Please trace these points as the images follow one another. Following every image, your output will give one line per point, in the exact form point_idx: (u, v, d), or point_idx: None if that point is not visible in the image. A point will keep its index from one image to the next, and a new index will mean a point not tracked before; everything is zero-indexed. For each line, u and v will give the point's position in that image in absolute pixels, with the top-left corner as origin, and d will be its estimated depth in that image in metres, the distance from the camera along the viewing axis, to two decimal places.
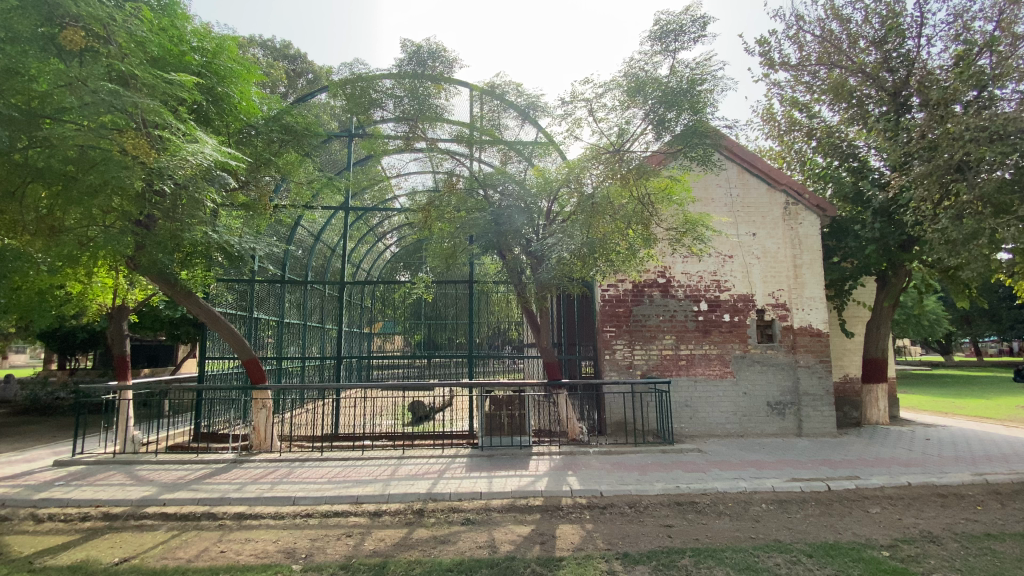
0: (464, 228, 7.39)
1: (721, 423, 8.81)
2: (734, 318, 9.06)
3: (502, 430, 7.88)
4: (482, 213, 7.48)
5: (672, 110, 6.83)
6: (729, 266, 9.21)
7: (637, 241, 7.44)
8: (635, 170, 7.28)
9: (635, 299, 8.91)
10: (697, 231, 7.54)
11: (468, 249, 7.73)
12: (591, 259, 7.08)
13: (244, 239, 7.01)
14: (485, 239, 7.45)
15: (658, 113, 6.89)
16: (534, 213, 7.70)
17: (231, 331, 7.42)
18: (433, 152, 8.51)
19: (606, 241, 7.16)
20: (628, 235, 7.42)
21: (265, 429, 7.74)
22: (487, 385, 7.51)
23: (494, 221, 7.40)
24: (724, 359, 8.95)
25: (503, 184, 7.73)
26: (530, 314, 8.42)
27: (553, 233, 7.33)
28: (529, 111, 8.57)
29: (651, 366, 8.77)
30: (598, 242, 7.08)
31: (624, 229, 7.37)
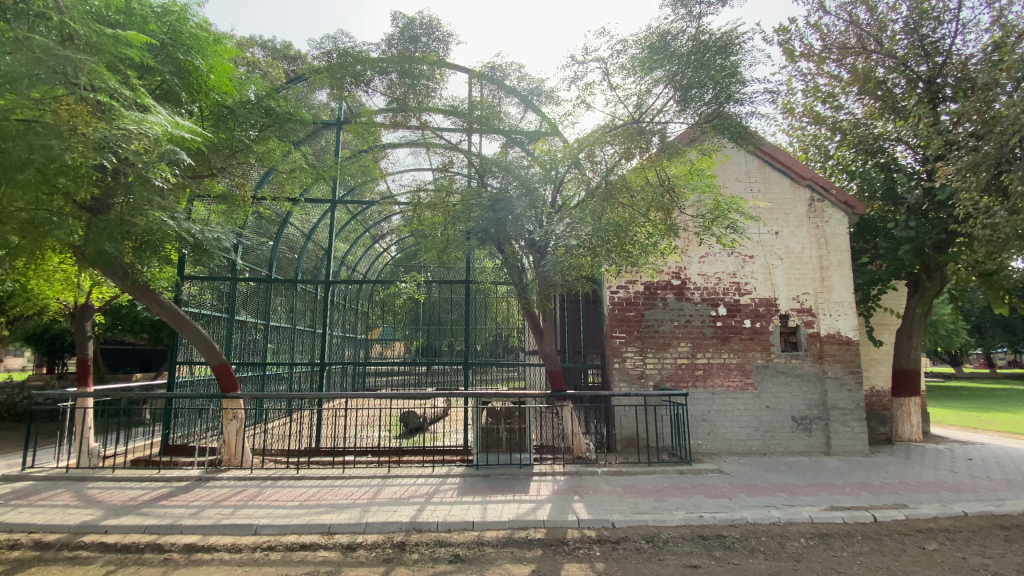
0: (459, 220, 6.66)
1: (742, 440, 7.99)
2: (756, 324, 8.27)
3: (500, 447, 7.04)
4: (480, 203, 6.73)
5: (699, 84, 6.34)
6: (750, 267, 8.41)
7: (656, 230, 6.80)
8: (665, 149, 6.76)
9: (647, 302, 8.12)
10: (727, 218, 6.92)
11: (464, 244, 6.99)
12: (606, 251, 6.35)
13: (213, 230, 6.17)
14: (483, 232, 6.71)
15: (684, 77, 6.38)
16: (539, 203, 6.94)
17: (198, 331, 6.67)
18: (428, 139, 7.79)
19: (624, 230, 6.46)
20: (646, 224, 6.80)
21: (235, 444, 6.93)
22: (483, 395, 6.68)
23: (491, 211, 6.68)
24: (744, 368, 8.15)
25: (504, 173, 6.98)
26: (532, 318, 7.61)
27: (559, 224, 6.58)
28: (533, 96, 7.83)
29: (665, 376, 7.96)
30: (612, 232, 6.30)
31: (640, 217, 6.73)
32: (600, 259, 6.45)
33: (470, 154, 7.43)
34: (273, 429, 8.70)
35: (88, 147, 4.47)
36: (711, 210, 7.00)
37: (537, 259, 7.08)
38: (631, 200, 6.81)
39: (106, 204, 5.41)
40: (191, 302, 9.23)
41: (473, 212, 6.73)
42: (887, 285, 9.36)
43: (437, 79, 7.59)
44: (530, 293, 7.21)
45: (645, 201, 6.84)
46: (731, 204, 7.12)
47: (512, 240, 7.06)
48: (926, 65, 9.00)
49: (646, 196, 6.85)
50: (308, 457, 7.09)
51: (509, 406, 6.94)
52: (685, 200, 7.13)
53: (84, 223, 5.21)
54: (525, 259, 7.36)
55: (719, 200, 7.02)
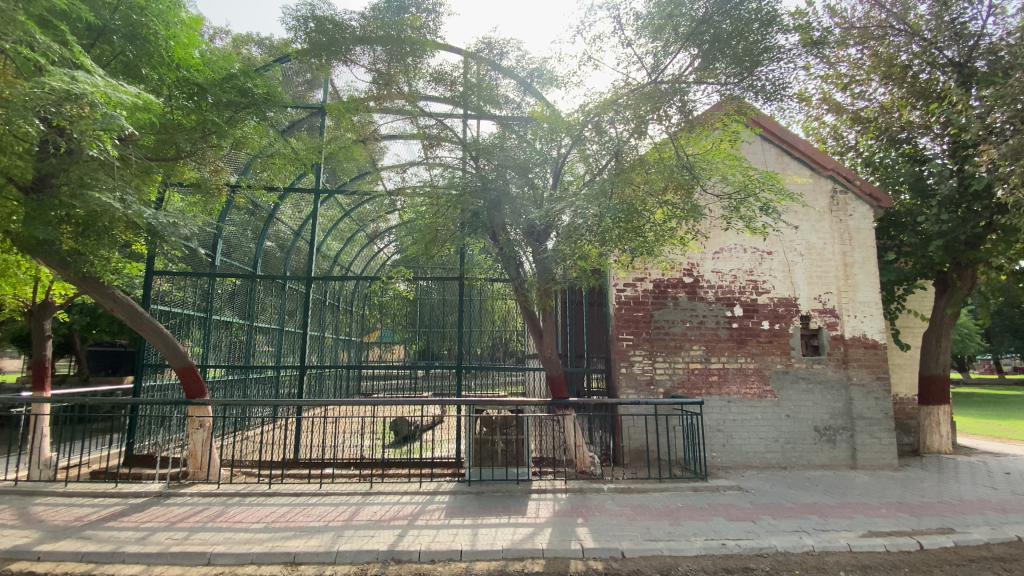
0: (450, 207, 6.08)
1: (760, 453, 7.31)
2: (775, 326, 7.60)
3: (495, 460, 6.34)
4: (472, 191, 6.09)
5: (721, 51, 5.92)
6: (768, 264, 7.74)
7: (675, 213, 6.15)
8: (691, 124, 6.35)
9: (657, 301, 7.45)
10: (758, 197, 6.22)
11: (456, 235, 6.35)
12: (615, 234, 5.81)
13: (173, 215, 5.52)
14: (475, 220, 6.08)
15: (707, 36, 5.90)
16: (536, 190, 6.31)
17: (160, 329, 5.99)
18: (418, 125, 7.13)
19: (637, 213, 5.88)
20: (664, 205, 6.14)
21: (202, 455, 6.25)
22: (476, 402, 6.00)
23: (485, 197, 6.03)
24: (762, 374, 7.48)
25: (500, 157, 6.33)
26: (532, 317, 6.89)
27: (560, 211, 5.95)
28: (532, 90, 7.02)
29: (676, 383, 7.29)
30: (623, 215, 5.69)
31: (656, 198, 6.10)
32: (610, 244, 5.88)
33: (463, 140, 6.77)
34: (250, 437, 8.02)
35: (11, 112, 3.83)
36: (740, 188, 6.33)
37: (535, 251, 6.42)
38: (647, 178, 6.17)
39: (49, 182, 4.83)
40: (164, 301, 8.57)
41: (465, 198, 6.08)
42: (913, 284, 8.70)
43: (427, 57, 6.95)
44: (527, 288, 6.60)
45: (662, 182, 6.26)
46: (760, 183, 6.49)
47: (507, 228, 6.41)
48: (954, 51, 8.32)
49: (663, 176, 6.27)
50: (282, 470, 6.42)
51: (506, 414, 6.28)
52: (709, 181, 6.49)
53: (20, 204, 4.64)
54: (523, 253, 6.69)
55: (746, 179, 6.37)
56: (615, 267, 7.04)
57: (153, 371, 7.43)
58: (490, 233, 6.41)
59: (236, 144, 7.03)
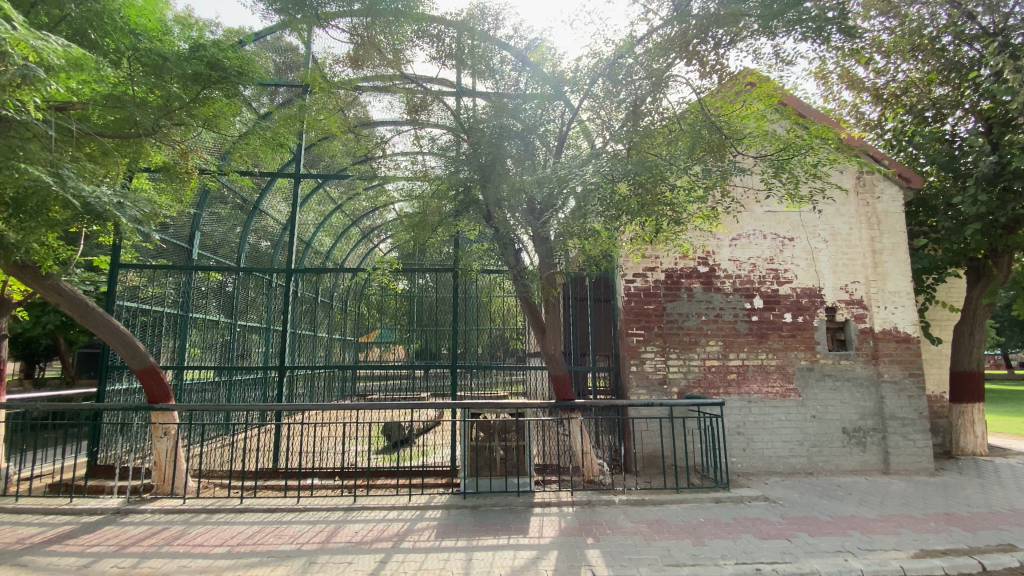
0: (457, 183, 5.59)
1: (784, 458, 6.67)
2: (798, 318, 6.96)
3: (494, 469, 5.70)
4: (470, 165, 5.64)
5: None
6: (790, 251, 7.09)
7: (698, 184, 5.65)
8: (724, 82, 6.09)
9: (669, 294, 6.80)
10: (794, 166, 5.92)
11: (448, 218, 5.70)
12: (638, 201, 5.38)
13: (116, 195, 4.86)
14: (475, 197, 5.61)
15: None
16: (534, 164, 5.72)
17: (113, 325, 5.35)
18: (406, 101, 6.50)
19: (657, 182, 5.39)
20: (688, 174, 5.65)
21: (167, 467, 5.62)
22: (471, 405, 5.37)
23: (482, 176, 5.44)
24: (786, 372, 6.83)
25: (498, 131, 5.66)
26: (531, 311, 6.08)
27: (565, 194, 5.41)
28: (527, 60, 6.23)
29: (691, 382, 6.64)
30: (649, 172, 5.23)
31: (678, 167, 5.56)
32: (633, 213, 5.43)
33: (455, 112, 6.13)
34: (228, 444, 7.39)
35: None
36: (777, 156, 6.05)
37: (535, 236, 5.80)
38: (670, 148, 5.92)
39: None
40: (136, 297, 7.92)
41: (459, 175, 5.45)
42: (942, 272, 8.10)
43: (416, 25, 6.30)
44: (526, 278, 5.86)
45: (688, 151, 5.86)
46: (800, 145, 6.12)
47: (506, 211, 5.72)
48: (988, 19, 7.66)
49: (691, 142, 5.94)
50: (256, 482, 5.79)
51: (504, 419, 5.68)
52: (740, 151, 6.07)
53: None
54: (523, 238, 6.03)
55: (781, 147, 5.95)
56: (629, 249, 6.50)
57: (119, 374, 6.80)
58: (486, 215, 5.78)
59: (206, 122, 6.41)
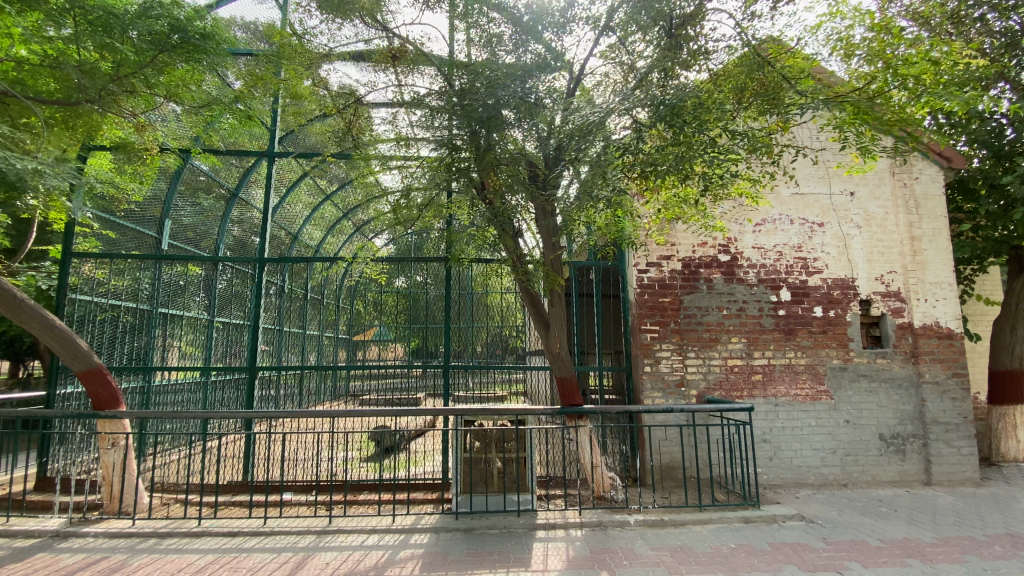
0: (468, 146, 4.95)
1: (816, 469, 5.98)
2: (829, 313, 6.24)
3: (489, 484, 5.00)
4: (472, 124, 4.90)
5: None
6: (820, 238, 6.37)
7: (738, 146, 5.04)
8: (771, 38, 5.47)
9: (687, 285, 6.08)
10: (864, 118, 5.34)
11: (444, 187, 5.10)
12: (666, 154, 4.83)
13: None
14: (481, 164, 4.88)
15: None
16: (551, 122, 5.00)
17: (47, 322, 4.69)
18: (384, 61, 5.63)
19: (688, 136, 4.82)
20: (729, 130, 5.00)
21: (117, 484, 4.92)
22: (463, 412, 4.66)
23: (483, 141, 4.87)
24: (817, 373, 6.12)
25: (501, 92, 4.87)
26: (534, 302, 5.22)
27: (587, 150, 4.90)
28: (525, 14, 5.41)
29: (712, 384, 5.93)
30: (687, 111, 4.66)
31: (717, 123, 4.91)
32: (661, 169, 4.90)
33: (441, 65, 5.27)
34: (196, 453, 6.68)
35: None
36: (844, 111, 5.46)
37: (538, 214, 5.07)
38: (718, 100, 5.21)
39: None
40: (96, 290, 7.18)
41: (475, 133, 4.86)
42: (982, 260, 7.43)
43: None
44: (526, 265, 5.06)
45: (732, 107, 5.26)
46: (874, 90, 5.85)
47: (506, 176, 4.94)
48: None
49: (738, 87, 5.39)
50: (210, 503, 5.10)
51: (503, 426, 5.05)
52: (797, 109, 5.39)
53: None
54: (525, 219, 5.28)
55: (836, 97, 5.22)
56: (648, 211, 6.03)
57: (70, 376, 6.07)
58: (484, 189, 5.07)
59: (166, 91, 5.67)
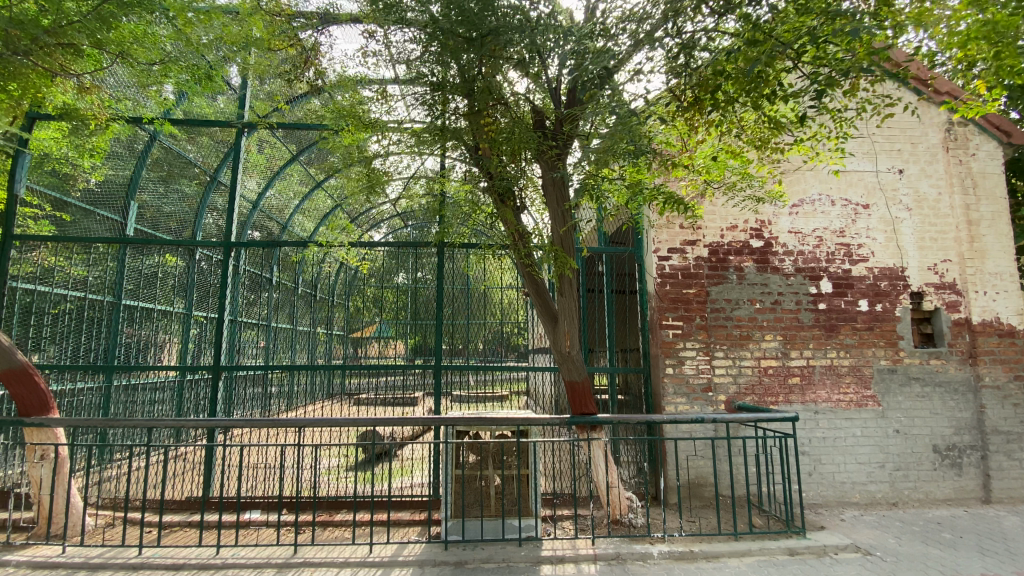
0: (462, 94, 4.18)
1: (862, 486, 5.21)
2: (875, 307, 5.45)
3: (485, 507, 4.25)
4: (467, 62, 4.11)
5: None
6: (865, 221, 5.58)
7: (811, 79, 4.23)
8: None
9: (714, 274, 5.30)
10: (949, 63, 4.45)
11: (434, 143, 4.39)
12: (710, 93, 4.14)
13: None
14: (473, 113, 4.19)
15: None
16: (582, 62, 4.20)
17: None
18: (363, 11, 4.78)
19: (738, 71, 4.10)
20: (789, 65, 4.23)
21: (49, 504, 4.19)
22: (454, 421, 3.92)
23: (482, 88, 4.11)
24: (862, 376, 5.34)
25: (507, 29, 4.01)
26: (537, 287, 4.26)
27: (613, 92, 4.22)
28: None
29: (742, 389, 5.16)
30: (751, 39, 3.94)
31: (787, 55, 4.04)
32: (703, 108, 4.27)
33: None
34: (157, 463, 5.92)
35: None
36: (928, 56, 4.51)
37: (545, 181, 4.24)
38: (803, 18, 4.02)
39: None
40: (49, 279, 6.43)
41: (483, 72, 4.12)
42: None
43: None
44: (529, 242, 4.23)
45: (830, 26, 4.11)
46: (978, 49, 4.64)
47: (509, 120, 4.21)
48: None
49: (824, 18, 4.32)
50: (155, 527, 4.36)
51: (501, 438, 4.31)
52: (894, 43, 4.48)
53: None
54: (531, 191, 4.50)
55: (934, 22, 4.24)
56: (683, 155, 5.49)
57: None
58: (475, 147, 4.35)
59: (114, 46, 4.88)
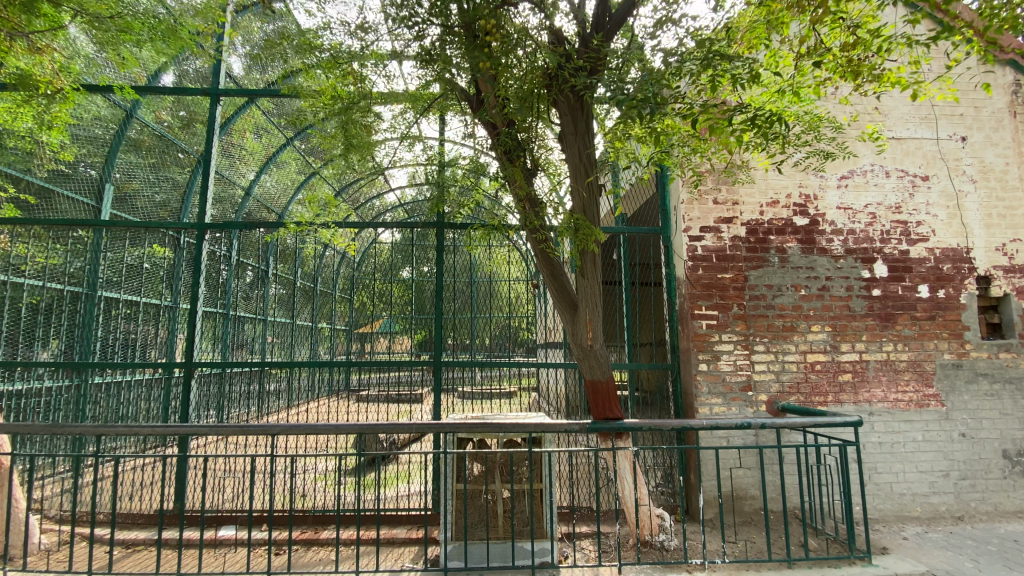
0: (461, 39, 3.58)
1: (923, 498, 4.55)
2: (937, 293, 4.77)
3: (492, 527, 3.63)
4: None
5: None
6: (924, 195, 4.89)
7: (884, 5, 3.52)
8: None
9: (754, 255, 4.63)
10: None
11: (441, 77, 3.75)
12: None
13: None
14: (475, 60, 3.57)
15: None
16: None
17: None
18: None
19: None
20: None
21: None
22: (454, 428, 3.29)
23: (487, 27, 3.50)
24: (922, 372, 4.67)
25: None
26: (554, 266, 3.58)
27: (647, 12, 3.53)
28: None
29: (786, 388, 4.50)
30: None
31: None
32: None
33: None
34: (131, 472, 5.38)
35: None
36: None
37: (564, 133, 3.50)
38: None
39: None
40: (13, 268, 5.88)
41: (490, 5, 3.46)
42: None
43: None
44: (541, 210, 3.56)
45: None
46: None
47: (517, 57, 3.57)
48: None
49: None
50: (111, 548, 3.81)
51: (511, 448, 3.68)
52: None
53: None
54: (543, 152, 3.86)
55: None
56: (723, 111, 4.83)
57: None
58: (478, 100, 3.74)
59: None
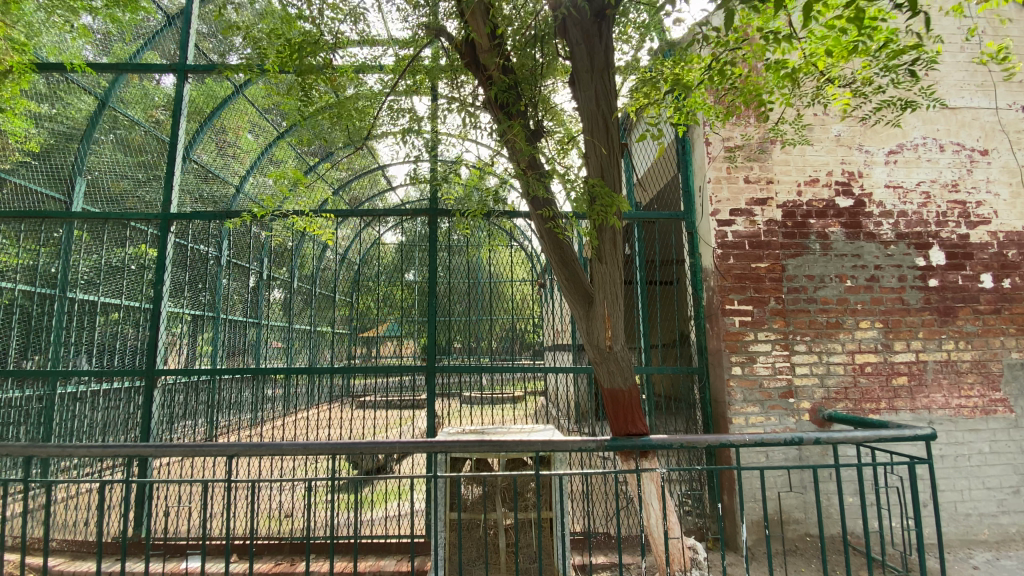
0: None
1: (991, 519, 3.93)
2: (1002, 283, 4.16)
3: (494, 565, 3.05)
4: None
5: None
6: (985, 171, 4.28)
7: None
8: None
9: (792, 241, 4.05)
10: None
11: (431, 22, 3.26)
12: None
13: None
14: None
15: None
16: None
17: None
18: None
19: None
20: None
21: None
22: (446, 450, 2.68)
23: None
24: (987, 374, 4.05)
25: None
26: (563, 247, 3.00)
27: None
28: None
29: (832, 394, 3.90)
30: None
31: None
32: None
33: None
34: (96, 493, 4.86)
35: None
36: None
37: (576, 70, 2.88)
38: None
39: None
40: None
41: None
42: None
43: None
44: (546, 179, 2.99)
45: None
46: None
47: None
48: None
49: None
50: None
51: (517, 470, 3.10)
52: None
53: None
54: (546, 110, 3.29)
55: None
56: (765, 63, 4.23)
57: None
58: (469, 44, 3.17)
59: None
